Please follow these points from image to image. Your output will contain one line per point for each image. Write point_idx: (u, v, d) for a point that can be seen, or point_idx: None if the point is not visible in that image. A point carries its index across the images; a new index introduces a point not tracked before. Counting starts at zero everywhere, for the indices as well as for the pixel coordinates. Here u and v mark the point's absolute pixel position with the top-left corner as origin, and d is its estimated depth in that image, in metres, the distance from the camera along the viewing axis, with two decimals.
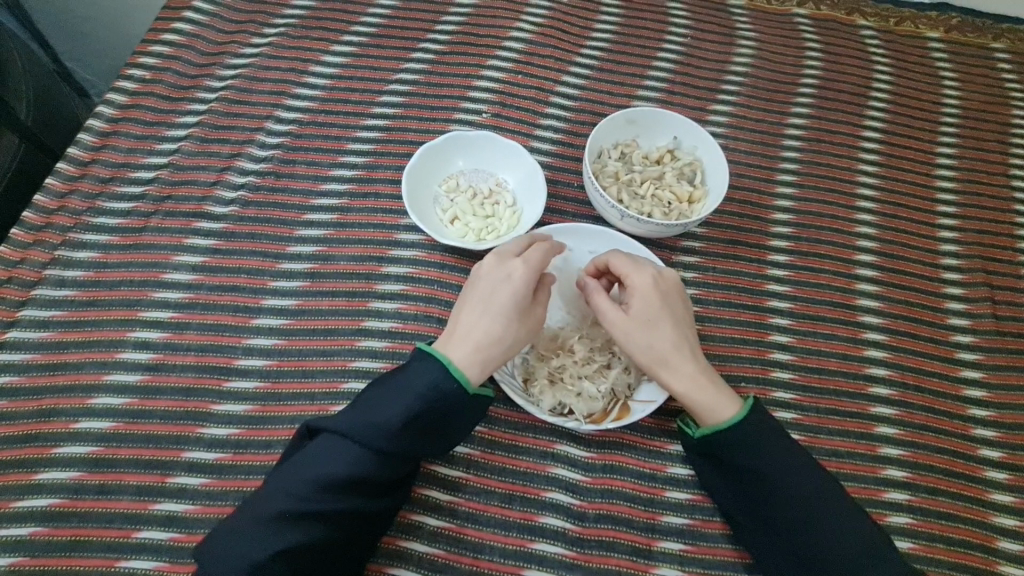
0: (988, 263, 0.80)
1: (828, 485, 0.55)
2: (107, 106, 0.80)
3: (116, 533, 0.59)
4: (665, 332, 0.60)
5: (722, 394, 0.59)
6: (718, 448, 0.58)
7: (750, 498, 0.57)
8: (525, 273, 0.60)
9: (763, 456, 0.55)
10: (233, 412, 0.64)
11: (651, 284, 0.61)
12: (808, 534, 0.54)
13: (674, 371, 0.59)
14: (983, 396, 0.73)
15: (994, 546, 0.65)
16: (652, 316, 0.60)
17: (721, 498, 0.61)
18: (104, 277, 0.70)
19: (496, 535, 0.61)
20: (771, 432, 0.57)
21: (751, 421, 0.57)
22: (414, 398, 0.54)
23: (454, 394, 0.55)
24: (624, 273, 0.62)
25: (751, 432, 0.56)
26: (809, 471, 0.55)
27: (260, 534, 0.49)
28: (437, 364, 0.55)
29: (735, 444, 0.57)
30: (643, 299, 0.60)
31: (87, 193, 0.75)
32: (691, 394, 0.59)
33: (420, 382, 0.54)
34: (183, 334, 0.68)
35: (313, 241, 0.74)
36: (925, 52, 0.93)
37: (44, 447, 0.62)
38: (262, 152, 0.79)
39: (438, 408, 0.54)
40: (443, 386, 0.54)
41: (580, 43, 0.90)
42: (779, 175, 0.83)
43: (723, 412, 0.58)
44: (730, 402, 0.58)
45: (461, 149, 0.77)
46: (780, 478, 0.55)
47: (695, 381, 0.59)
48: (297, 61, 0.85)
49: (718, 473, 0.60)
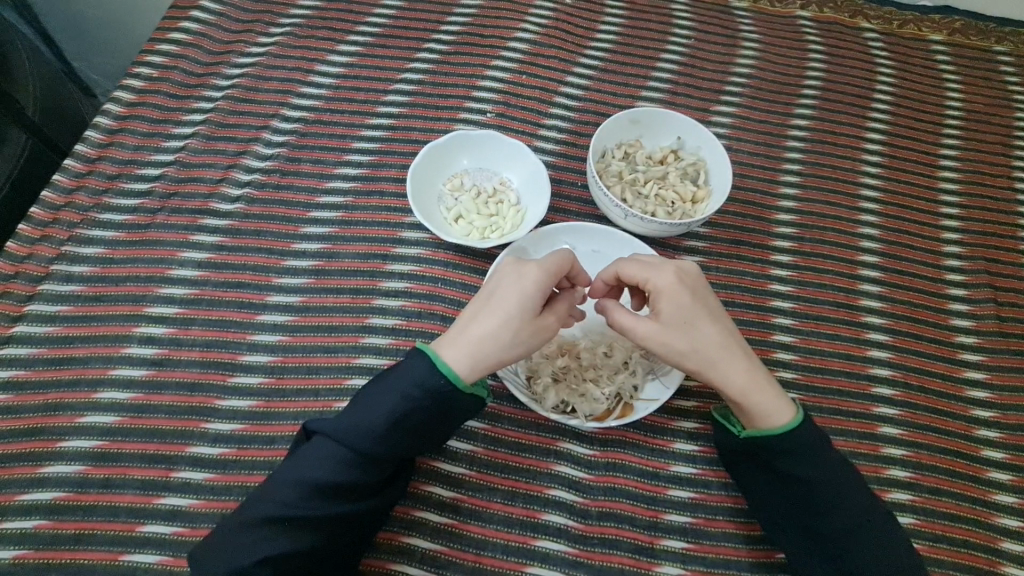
0: (992, 263, 0.80)
1: (863, 489, 0.55)
2: (114, 104, 0.81)
3: (119, 526, 0.59)
4: (706, 331, 0.58)
5: (773, 395, 0.57)
6: (763, 451, 0.58)
7: (787, 499, 0.57)
8: (538, 276, 0.59)
9: (806, 461, 0.55)
10: (237, 407, 0.65)
11: (675, 282, 0.59)
12: (840, 537, 0.54)
13: (725, 373, 0.58)
14: (986, 396, 0.73)
15: (997, 546, 0.65)
16: (688, 318, 0.58)
17: (754, 495, 0.61)
18: (110, 272, 0.71)
19: (499, 532, 0.61)
20: (815, 437, 0.56)
21: (805, 428, 0.56)
22: (399, 398, 0.54)
23: (439, 392, 0.55)
24: (643, 278, 0.60)
25: (799, 439, 0.56)
26: (848, 477, 0.56)
27: (249, 541, 0.50)
28: (424, 362, 0.55)
29: (779, 449, 0.56)
30: (673, 301, 0.58)
31: (94, 189, 0.75)
32: (744, 395, 0.57)
33: (406, 382, 0.55)
34: (188, 330, 0.68)
35: (318, 238, 0.74)
36: (928, 55, 0.93)
37: (49, 440, 0.62)
38: (267, 150, 0.80)
39: (425, 408, 0.54)
40: (428, 384, 0.54)
41: (584, 44, 0.90)
42: (782, 176, 0.83)
43: (780, 416, 0.57)
44: (784, 405, 0.57)
45: (465, 148, 0.77)
46: (823, 486, 0.55)
47: (748, 385, 0.58)
48: (303, 60, 0.86)
49: (759, 473, 0.60)
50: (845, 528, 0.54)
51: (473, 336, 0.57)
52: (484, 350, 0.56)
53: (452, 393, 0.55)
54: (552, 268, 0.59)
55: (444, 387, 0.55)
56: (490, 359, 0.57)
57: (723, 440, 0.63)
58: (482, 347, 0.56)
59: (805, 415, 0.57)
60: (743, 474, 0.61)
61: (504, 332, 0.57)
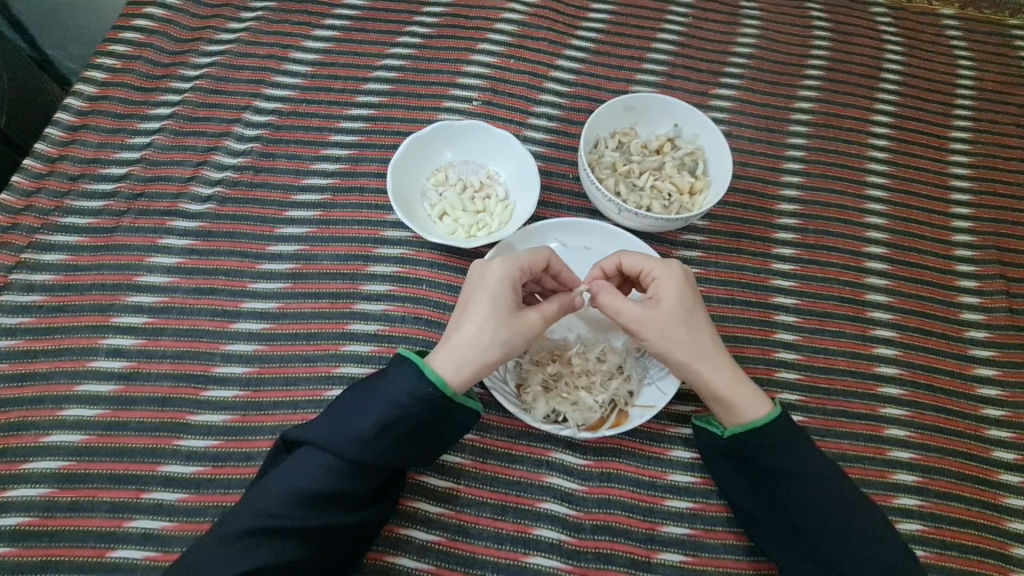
0: (1004, 253, 0.76)
1: (846, 488, 0.54)
2: (75, 98, 0.76)
3: (89, 552, 0.56)
4: (701, 326, 0.57)
5: (753, 391, 0.56)
6: (746, 449, 0.56)
7: (771, 500, 0.55)
8: (507, 274, 0.56)
9: (787, 457, 0.54)
10: (212, 422, 0.61)
11: (680, 277, 0.57)
12: (830, 542, 0.52)
13: (712, 366, 0.56)
14: (997, 394, 0.69)
15: (1008, 553, 0.62)
16: (687, 307, 0.56)
17: (740, 502, 0.58)
18: (74, 280, 0.67)
19: (489, 549, 0.59)
20: (793, 433, 0.55)
21: (782, 421, 0.55)
22: (388, 405, 0.51)
23: (431, 401, 0.52)
24: (646, 268, 0.59)
25: (781, 431, 0.54)
26: (831, 475, 0.54)
27: (227, 554, 0.47)
28: (414, 369, 0.52)
29: (759, 444, 0.55)
30: (675, 289, 0.57)
31: (55, 191, 0.71)
32: (727, 390, 0.56)
33: (396, 390, 0.52)
34: (158, 341, 0.65)
35: (295, 240, 0.70)
36: (940, 30, 0.88)
37: (12, 461, 0.59)
38: (239, 145, 0.75)
39: (415, 416, 0.51)
40: (418, 392, 0.51)
41: (575, 25, 0.85)
42: (785, 163, 0.79)
43: (756, 410, 0.55)
44: (761, 400, 0.56)
45: (450, 139, 0.73)
46: (804, 482, 0.53)
47: (730, 383, 0.56)
48: (277, 47, 0.81)
49: (741, 476, 0.58)
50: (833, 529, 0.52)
51: (457, 343, 0.54)
52: (466, 353, 0.54)
53: (443, 402, 0.52)
54: (520, 263, 0.57)
55: (435, 396, 0.52)
56: (472, 365, 0.54)
57: (702, 442, 0.61)
58: (461, 351, 0.54)
59: (782, 410, 0.55)
60: (727, 481, 0.59)
61: (487, 334, 0.54)
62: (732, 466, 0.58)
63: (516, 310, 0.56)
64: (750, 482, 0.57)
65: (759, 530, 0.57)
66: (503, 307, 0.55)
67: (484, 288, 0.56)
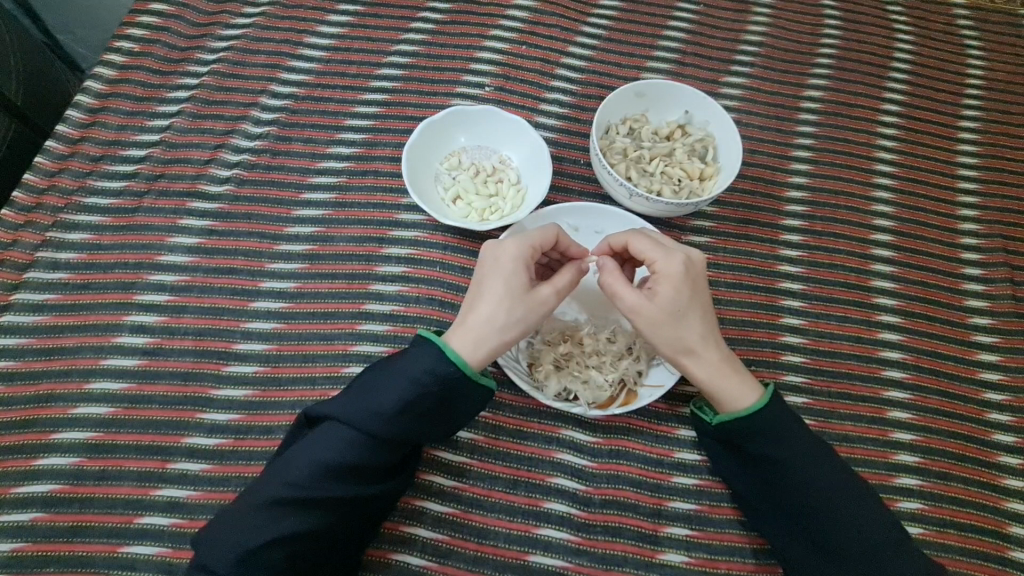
0: (1009, 241, 0.77)
1: (839, 469, 0.55)
2: (95, 80, 0.77)
3: (117, 518, 0.58)
4: (694, 322, 0.57)
5: (742, 383, 0.57)
6: (736, 435, 0.57)
7: (767, 484, 0.56)
8: (516, 254, 0.57)
9: (780, 445, 0.55)
10: (233, 397, 0.63)
11: (680, 272, 0.57)
12: (827, 525, 0.53)
13: (698, 361, 0.57)
14: (999, 378, 0.71)
15: (1005, 532, 0.64)
16: (681, 306, 0.57)
17: (736, 484, 0.60)
18: (98, 259, 0.68)
19: (501, 520, 0.61)
20: (784, 417, 0.55)
21: (769, 410, 0.55)
22: (408, 381, 0.52)
23: (450, 378, 0.53)
24: (651, 259, 0.59)
25: (772, 418, 0.55)
26: (823, 458, 0.55)
27: (255, 522, 0.49)
28: (432, 349, 0.54)
29: (750, 431, 0.56)
30: (672, 288, 0.57)
31: (77, 171, 0.72)
32: (712, 384, 0.57)
33: (415, 366, 0.53)
34: (180, 318, 0.66)
35: (311, 222, 0.72)
36: (950, 19, 0.88)
37: (42, 432, 0.61)
38: (256, 128, 0.76)
39: (433, 392, 0.53)
40: (437, 370, 0.53)
41: (586, 11, 0.86)
42: (794, 150, 0.80)
43: (742, 403, 0.56)
44: (748, 390, 0.57)
45: (464, 123, 0.74)
46: (797, 468, 0.54)
47: (714, 377, 0.57)
48: (291, 32, 0.82)
49: (737, 462, 0.59)
50: (828, 511, 0.53)
51: (473, 323, 0.56)
52: (482, 332, 0.55)
53: (459, 377, 0.53)
54: (530, 242, 0.58)
55: (454, 374, 0.53)
56: (488, 344, 0.55)
57: (695, 423, 0.62)
58: (478, 331, 0.55)
59: (771, 402, 0.56)
60: (724, 465, 0.60)
61: (502, 314, 0.55)
62: (727, 451, 0.60)
63: (530, 285, 0.57)
64: (746, 467, 0.58)
65: (756, 511, 0.59)
66: (518, 285, 0.56)
67: (498, 269, 0.57)
